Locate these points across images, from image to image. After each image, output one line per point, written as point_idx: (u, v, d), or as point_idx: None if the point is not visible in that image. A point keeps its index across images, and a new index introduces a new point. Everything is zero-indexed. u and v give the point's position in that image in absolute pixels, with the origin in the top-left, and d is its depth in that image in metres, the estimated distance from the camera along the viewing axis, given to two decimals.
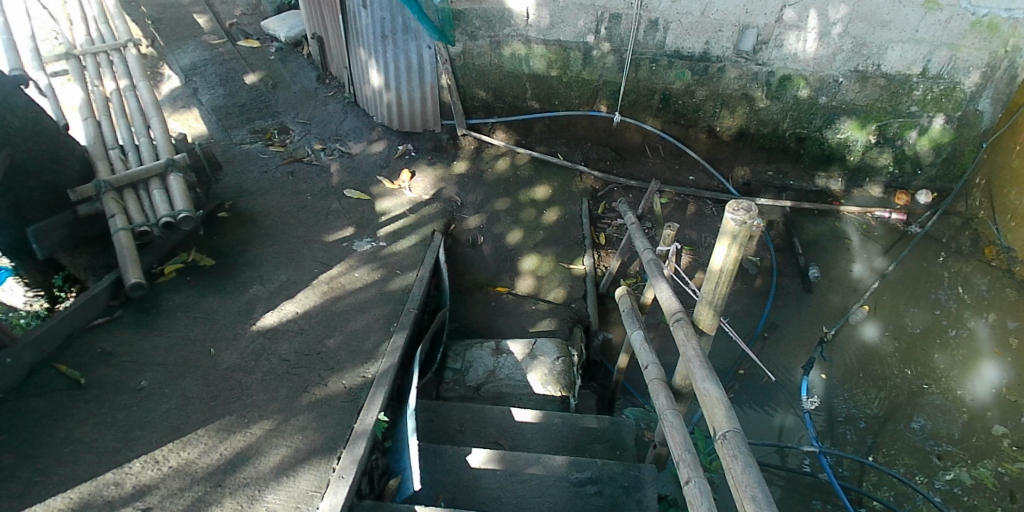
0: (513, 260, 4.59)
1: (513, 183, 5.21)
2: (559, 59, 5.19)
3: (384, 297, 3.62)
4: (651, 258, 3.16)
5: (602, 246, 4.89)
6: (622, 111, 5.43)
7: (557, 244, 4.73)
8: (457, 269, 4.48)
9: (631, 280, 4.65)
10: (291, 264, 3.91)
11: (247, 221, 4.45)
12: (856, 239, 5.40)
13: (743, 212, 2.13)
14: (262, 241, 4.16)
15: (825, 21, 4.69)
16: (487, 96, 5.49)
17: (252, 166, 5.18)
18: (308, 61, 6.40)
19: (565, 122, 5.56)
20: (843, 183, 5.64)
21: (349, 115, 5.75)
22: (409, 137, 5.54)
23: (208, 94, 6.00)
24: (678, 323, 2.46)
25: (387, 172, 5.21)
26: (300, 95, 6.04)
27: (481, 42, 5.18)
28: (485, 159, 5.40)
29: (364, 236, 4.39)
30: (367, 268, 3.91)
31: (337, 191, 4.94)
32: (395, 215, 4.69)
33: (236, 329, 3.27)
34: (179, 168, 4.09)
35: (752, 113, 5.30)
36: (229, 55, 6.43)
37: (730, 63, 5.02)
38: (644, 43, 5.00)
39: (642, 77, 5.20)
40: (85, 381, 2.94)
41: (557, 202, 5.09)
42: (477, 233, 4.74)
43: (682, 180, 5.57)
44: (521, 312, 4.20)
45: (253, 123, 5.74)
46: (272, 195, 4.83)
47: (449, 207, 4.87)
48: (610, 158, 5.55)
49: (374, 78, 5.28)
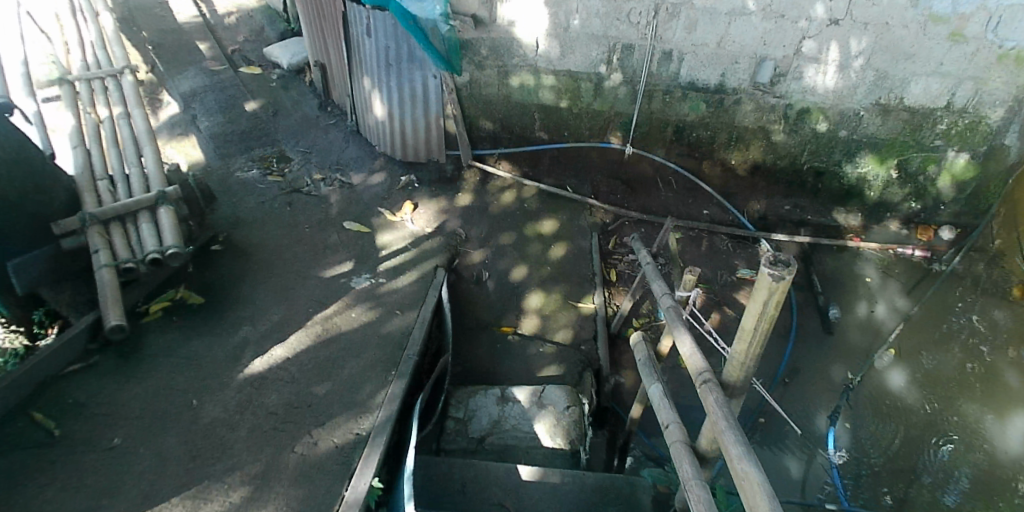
0: (518, 297, 4.36)
1: (519, 216, 5.02)
2: (569, 90, 5.04)
3: (383, 340, 3.38)
4: (670, 304, 2.92)
5: (614, 283, 4.68)
6: (634, 142, 5.30)
7: (565, 281, 4.51)
8: (460, 306, 4.25)
9: (643, 319, 4.45)
10: (284, 302, 3.68)
11: (240, 254, 4.25)
12: (874, 278, 5.17)
13: (782, 266, 1.91)
14: (255, 276, 3.95)
15: (845, 54, 4.62)
16: (494, 127, 5.35)
17: (248, 196, 5.00)
18: (310, 88, 6.28)
19: (574, 153, 5.40)
20: (862, 217, 5.50)
21: (351, 144, 5.60)
22: (412, 167, 5.37)
23: (207, 121, 5.86)
24: (705, 385, 2.20)
25: (388, 203, 5.03)
26: (301, 122, 5.90)
27: (489, 72, 5.03)
28: (490, 191, 5.22)
29: (363, 271, 4.18)
30: (365, 307, 3.69)
31: (336, 223, 4.75)
32: (395, 249, 4.49)
33: (222, 377, 3.03)
34: (172, 200, 3.91)
35: (770, 146, 5.22)
36: (231, 82, 6.32)
37: (746, 95, 4.93)
38: (658, 74, 4.87)
39: (655, 109, 5.08)
40: (56, 435, 2.75)
41: (565, 236, 4.88)
42: (481, 269, 4.52)
43: (696, 213, 5.41)
44: (528, 355, 3.93)
45: (252, 150, 5.58)
46: (268, 228, 4.64)
47: (453, 241, 4.66)
48: (621, 191, 5.41)
49: (378, 107, 5.14)
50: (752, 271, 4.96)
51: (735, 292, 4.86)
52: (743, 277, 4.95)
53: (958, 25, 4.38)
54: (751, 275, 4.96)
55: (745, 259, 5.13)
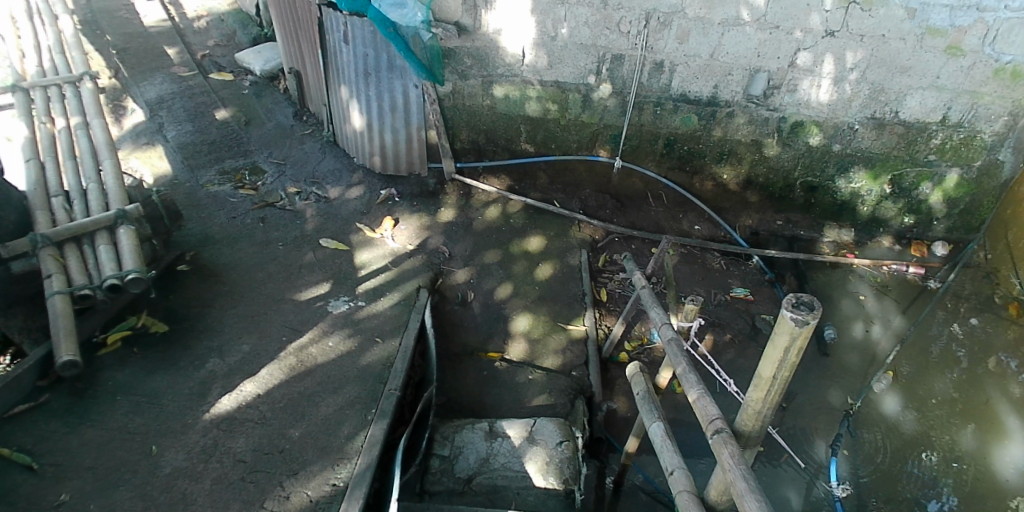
0: (505, 320, 4.15)
1: (505, 233, 4.81)
2: (557, 101, 4.85)
3: (361, 373, 3.13)
4: (670, 338, 2.72)
5: (604, 303, 4.48)
6: (623, 156, 5.15)
7: (554, 302, 4.32)
8: (444, 330, 4.02)
9: (636, 342, 4.31)
10: (255, 330, 3.42)
11: (208, 276, 3.97)
12: (870, 296, 5.13)
13: (806, 310, 1.77)
14: (224, 301, 3.67)
15: (840, 67, 4.54)
16: (478, 139, 5.14)
17: (218, 212, 4.71)
18: (284, 96, 6.00)
19: (561, 167, 5.22)
20: (854, 233, 5.48)
21: (327, 155, 5.34)
22: (393, 180, 5.13)
23: (175, 130, 5.55)
24: (718, 435, 2.04)
25: (367, 218, 4.80)
26: (274, 132, 5.61)
27: (473, 82, 4.81)
28: (475, 206, 5.01)
29: (340, 294, 3.93)
30: (342, 335, 3.44)
31: (312, 241, 4.49)
32: (375, 269, 4.25)
33: (185, 419, 2.76)
34: (133, 219, 3.58)
35: (761, 160, 5.11)
36: (200, 89, 6.01)
37: (739, 108, 4.82)
38: (649, 85, 4.71)
39: (645, 121, 4.92)
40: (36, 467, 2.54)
41: (552, 254, 4.70)
42: (466, 289, 4.31)
43: (687, 228, 5.27)
44: (517, 383, 3.72)
45: (223, 162, 5.28)
46: (239, 246, 4.36)
47: (436, 260, 4.46)
48: (611, 206, 5.21)
49: (357, 118, 4.90)
50: (745, 290, 4.90)
51: (728, 311, 4.74)
52: (736, 296, 4.86)
53: (956, 38, 4.32)
54: (745, 294, 4.87)
55: (738, 277, 5.04)
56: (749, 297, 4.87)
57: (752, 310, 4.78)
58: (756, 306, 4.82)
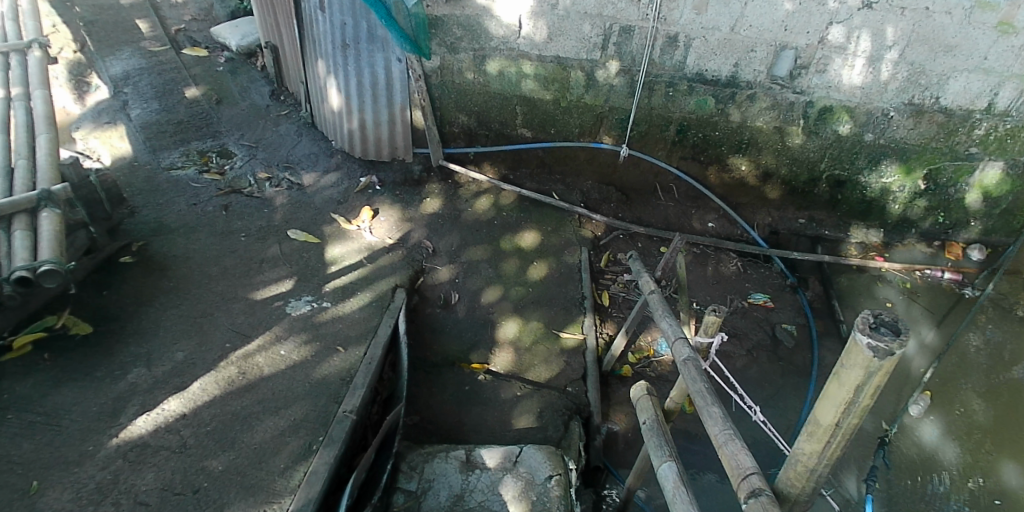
0: (492, 326, 3.65)
1: (496, 227, 4.31)
2: (557, 80, 4.33)
3: (311, 389, 2.64)
4: (686, 358, 2.22)
5: (606, 308, 3.98)
6: (631, 143, 4.62)
7: (548, 306, 3.81)
8: (421, 336, 3.52)
9: (641, 353, 3.81)
10: (196, 334, 2.92)
11: (154, 269, 3.47)
12: (901, 303, 4.64)
13: (890, 336, 1.29)
14: (166, 299, 3.18)
15: (877, 44, 4.03)
16: (469, 121, 4.62)
17: (178, 198, 4.22)
18: (262, 74, 5.51)
19: (561, 155, 4.70)
20: (883, 234, 4.96)
21: (304, 138, 4.85)
22: (374, 167, 4.62)
23: (140, 108, 5.05)
24: (755, 500, 1.53)
25: (343, 208, 4.30)
26: (248, 113, 5.11)
27: (463, 56, 4.30)
28: (464, 197, 4.51)
29: (303, 293, 3.43)
30: (296, 341, 2.94)
31: (278, 232, 3.99)
32: (346, 264, 3.76)
33: (86, 447, 2.30)
34: (59, 201, 3.07)
35: (785, 151, 4.59)
36: (170, 65, 5.50)
37: (762, 90, 4.30)
38: (661, 63, 4.19)
39: (656, 104, 4.40)
40: None
41: (548, 252, 4.18)
42: (449, 290, 3.81)
43: (699, 227, 4.78)
44: (502, 400, 3.21)
45: (188, 144, 4.79)
46: (196, 237, 3.86)
47: (417, 256, 3.96)
48: (615, 199, 4.73)
49: (334, 97, 4.40)
50: (765, 296, 4.39)
51: (745, 320, 4.22)
52: (755, 303, 4.34)
53: (1009, 13, 3.79)
54: (765, 301, 4.36)
55: (756, 282, 4.52)
56: (769, 304, 4.36)
57: (772, 319, 4.27)
58: (777, 314, 4.31)
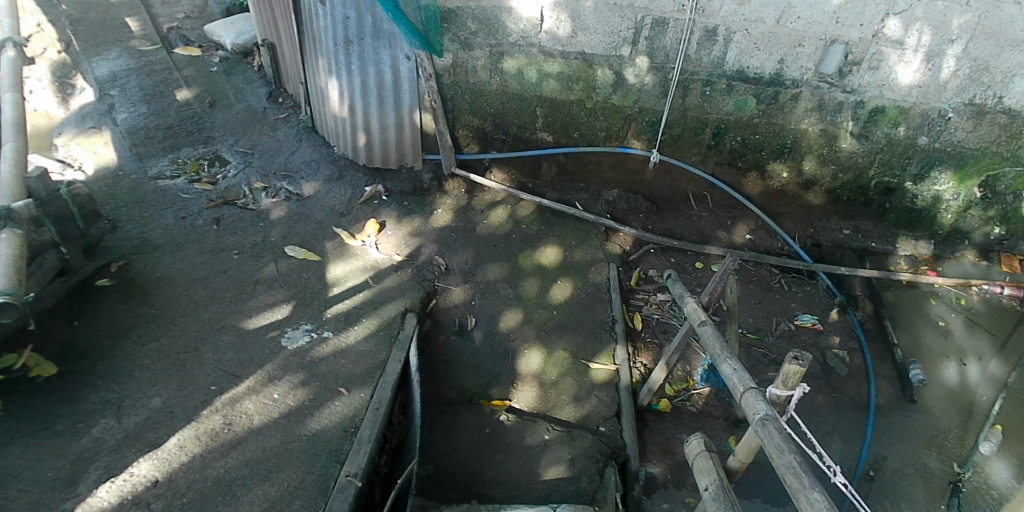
0: (513, 356, 3.27)
1: (514, 242, 3.91)
2: (581, 79, 3.92)
3: (309, 446, 2.28)
4: (764, 417, 1.85)
5: (639, 333, 3.59)
6: (661, 148, 4.21)
7: (574, 333, 3.44)
8: (434, 369, 3.13)
9: (680, 384, 3.45)
10: (176, 374, 2.54)
11: (134, 294, 3.09)
12: (958, 324, 4.23)
13: None
14: (146, 332, 2.80)
15: (939, 38, 3.61)
16: (484, 124, 4.21)
17: (166, 211, 3.84)
18: (258, 75, 5.12)
19: (584, 161, 4.29)
20: (934, 246, 4.53)
21: (303, 144, 4.45)
22: (380, 175, 4.23)
23: (127, 112, 4.66)
24: None
25: (347, 221, 3.91)
26: (243, 116, 4.73)
27: (478, 53, 3.90)
28: (478, 208, 4.12)
29: (301, 320, 3.03)
30: (292, 381, 2.57)
31: (274, 248, 3.61)
32: (350, 287, 3.38)
33: None
34: (20, 220, 2.69)
35: (831, 156, 4.19)
36: (161, 65, 5.12)
37: (808, 89, 3.91)
38: (697, 59, 3.80)
39: (690, 104, 4.00)
40: None
41: (573, 270, 3.79)
42: (465, 314, 3.43)
43: (736, 239, 4.38)
44: (526, 445, 2.81)
45: (178, 150, 4.40)
46: (184, 255, 3.48)
47: (428, 275, 3.57)
48: (644, 209, 4.34)
49: (337, 99, 4.01)
50: (813, 318, 4.02)
51: (794, 344, 3.85)
52: (802, 325, 3.98)
53: None
54: (813, 323, 3.99)
55: (801, 302, 4.14)
56: (818, 326, 3.99)
57: (821, 343, 3.91)
58: (827, 338, 3.95)
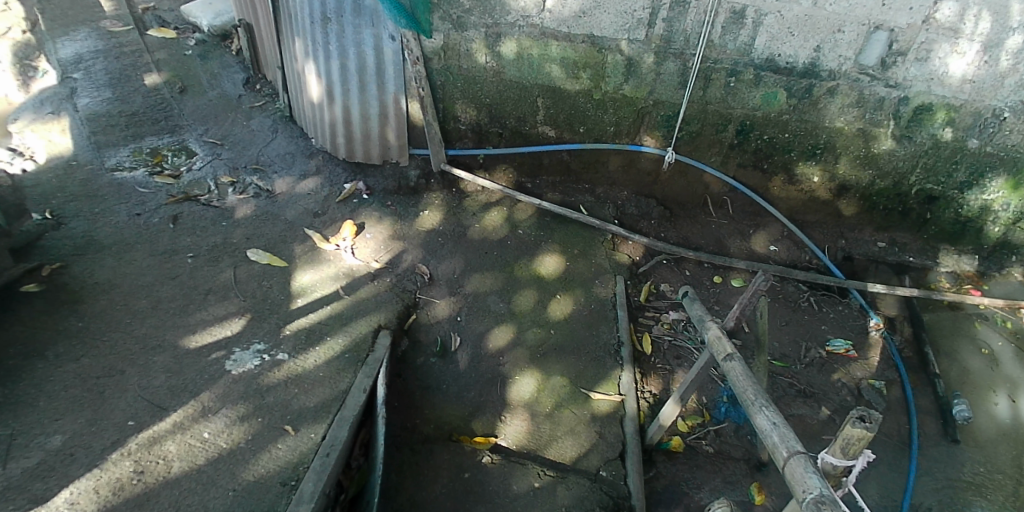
0: (502, 383, 2.82)
1: (509, 249, 3.46)
2: (589, 66, 3.47)
3: (236, 505, 1.90)
4: (818, 497, 1.43)
5: (648, 358, 3.13)
6: (678, 146, 3.75)
7: (574, 357, 2.98)
8: (409, 398, 2.69)
9: (694, 419, 3.00)
10: (91, 405, 2.13)
11: (64, 303, 2.66)
12: (1006, 350, 3.74)
13: None
14: (67, 351, 2.37)
15: (998, 26, 3.14)
16: (478, 116, 3.74)
17: (118, 207, 3.41)
18: (236, 60, 4.70)
19: (589, 159, 3.83)
20: (978, 262, 4.04)
21: (279, 135, 4.02)
22: (362, 170, 3.79)
23: (89, 96, 4.21)
24: None
25: (321, 222, 3.47)
26: (216, 103, 4.30)
27: (472, 34, 3.44)
28: (469, 210, 3.67)
29: (254, 338, 2.60)
30: (229, 417, 2.17)
31: (235, 251, 3.18)
32: (317, 298, 2.94)
33: None
34: None
35: (868, 159, 3.71)
36: (131, 47, 4.69)
37: (845, 82, 3.44)
38: (721, 45, 3.35)
39: (712, 97, 3.54)
40: None
41: (574, 283, 3.34)
42: (448, 333, 2.98)
43: (760, 250, 3.90)
44: (513, 495, 2.37)
45: (141, 140, 3.97)
46: (131, 257, 3.05)
47: (408, 286, 3.13)
48: (656, 215, 3.87)
49: (314, 85, 3.57)
50: (847, 344, 3.54)
51: (824, 375, 3.38)
52: (834, 352, 3.50)
53: None
54: (847, 350, 3.51)
55: (832, 324, 3.66)
56: (852, 354, 3.50)
57: (854, 372, 3.43)
58: (861, 366, 3.47)
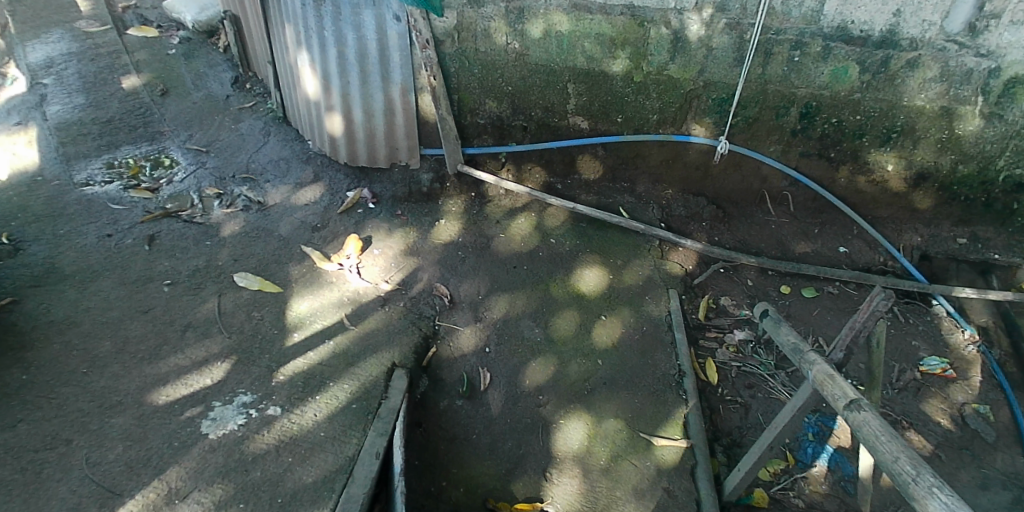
0: (544, 430, 2.32)
1: (541, 262, 2.96)
2: (627, 42, 2.96)
3: None
4: None
5: (714, 390, 2.61)
6: (732, 135, 3.23)
7: (629, 393, 2.47)
8: (432, 454, 2.20)
9: (777, 463, 2.49)
10: (24, 492, 1.73)
11: (10, 350, 2.19)
12: None
13: None
14: (2, 415, 1.95)
15: None
16: (500, 108, 3.24)
17: (86, 227, 2.94)
18: (224, 57, 4.23)
19: (628, 154, 3.32)
20: None
21: (271, 139, 3.54)
22: (367, 176, 3.30)
23: (59, 103, 3.71)
24: None
25: (321, 237, 2.98)
26: (201, 106, 3.82)
27: (491, 11, 2.94)
28: (492, 218, 3.17)
29: (240, 386, 2.12)
30: (201, 505, 1.74)
31: (220, 275, 2.69)
32: (317, 331, 2.45)
33: None
34: None
35: (952, 143, 3.13)
36: (107, 47, 4.21)
37: (928, 52, 2.87)
38: (784, 12, 2.83)
39: (774, 75, 3.01)
40: None
41: (620, 300, 2.83)
42: (475, 368, 2.49)
43: (828, 253, 3.35)
44: None
45: (116, 150, 3.48)
46: (97, 287, 2.57)
47: (426, 312, 2.65)
48: (707, 216, 3.36)
49: (309, 80, 3.09)
50: (943, 362, 2.99)
51: (920, 401, 2.84)
52: (930, 372, 2.96)
53: None
54: (943, 369, 2.96)
55: (921, 339, 3.12)
56: (950, 374, 2.95)
57: (954, 395, 2.89)
58: (963, 388, 2.92)
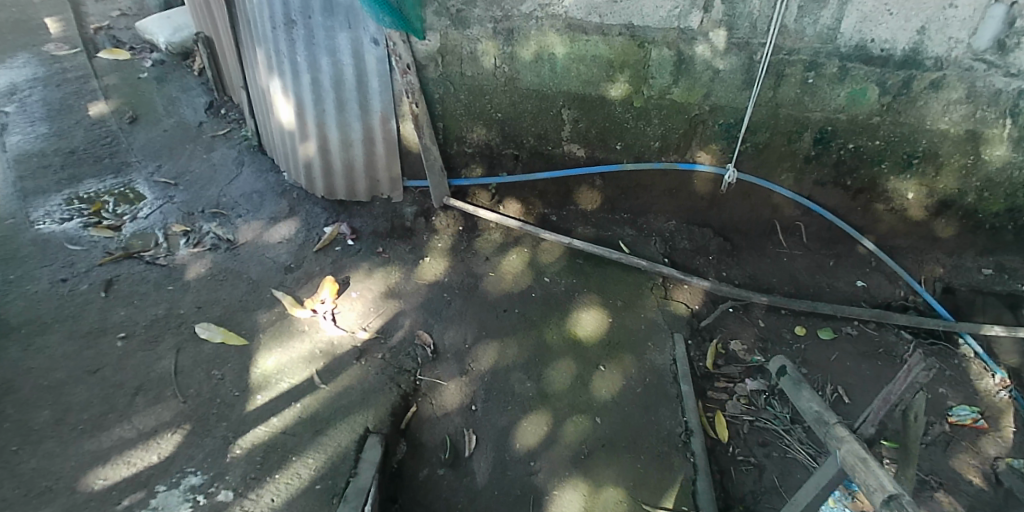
0: (535, 504, 2.06)
1: (534, 303, 2.72)
2: (626, 64, 2.72)
3: None
4: None
5: (726, 450, 2.35)
6: (740, 162, 3.00)
7: (631, 457, 2.21)
8: None
9: None
10: None
11: None
12: None
13: None
14: None
15: None
16: (489, 135, 3.00)
17: (39, 272, 2.70)
18: (198, 81, 4.01)
19: (627, 184, 3.09)
20: None
21: (245, 169, 3.31)
22: (346, 210, 3.06)
23: (20, 134, 3.48)
24: None
25: (293, 279, 2.73)
26: (172, 133, 3.59)
27: (477, 32, 2.70)
28: (480, 254, 2.93)
29: (189, 465, 1.94)
30: None
31: (180, 325, 2.45)
32: (285, 392, 2.21)
33: None
34: None
35: (976, 167, 2.88)
36: (77, 71, 3.99)
37: (952, 71, 2.62)
38: (797, 31, 2.59)
39: (785, 98, 2.78)
40: None
41: (621, 347, 2.58)
42: (460, 430, 2.24)
43: (845, 287, 3.10)
44: None
45: (80, 184, 3.24)
46: (44, 342, 2.33)
47: (407, 364, 2.40)
48: (714, 250, 3.12)
49: (283, 108, 2.85)
50: (973, 411, 2.73)
51: (952, 456, 2.58)
52: (959, 423, 2.69)
53: None
54: (974, 420, 2.70)
55: (948, 382, 2.86)
56: (982, 425, 2.69)
57: (988, 448, 2.62)
58: (997, 440, 2.65)
